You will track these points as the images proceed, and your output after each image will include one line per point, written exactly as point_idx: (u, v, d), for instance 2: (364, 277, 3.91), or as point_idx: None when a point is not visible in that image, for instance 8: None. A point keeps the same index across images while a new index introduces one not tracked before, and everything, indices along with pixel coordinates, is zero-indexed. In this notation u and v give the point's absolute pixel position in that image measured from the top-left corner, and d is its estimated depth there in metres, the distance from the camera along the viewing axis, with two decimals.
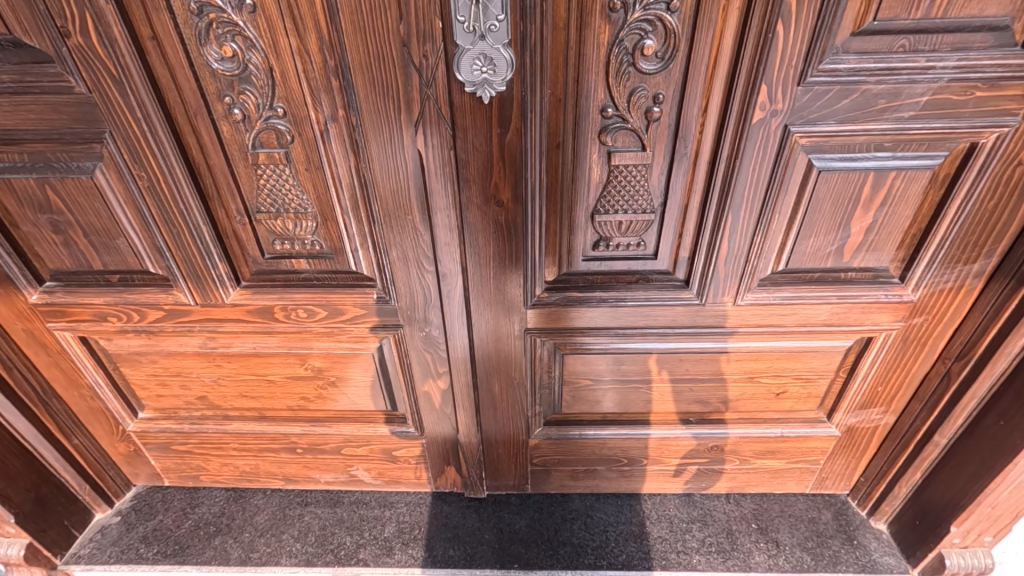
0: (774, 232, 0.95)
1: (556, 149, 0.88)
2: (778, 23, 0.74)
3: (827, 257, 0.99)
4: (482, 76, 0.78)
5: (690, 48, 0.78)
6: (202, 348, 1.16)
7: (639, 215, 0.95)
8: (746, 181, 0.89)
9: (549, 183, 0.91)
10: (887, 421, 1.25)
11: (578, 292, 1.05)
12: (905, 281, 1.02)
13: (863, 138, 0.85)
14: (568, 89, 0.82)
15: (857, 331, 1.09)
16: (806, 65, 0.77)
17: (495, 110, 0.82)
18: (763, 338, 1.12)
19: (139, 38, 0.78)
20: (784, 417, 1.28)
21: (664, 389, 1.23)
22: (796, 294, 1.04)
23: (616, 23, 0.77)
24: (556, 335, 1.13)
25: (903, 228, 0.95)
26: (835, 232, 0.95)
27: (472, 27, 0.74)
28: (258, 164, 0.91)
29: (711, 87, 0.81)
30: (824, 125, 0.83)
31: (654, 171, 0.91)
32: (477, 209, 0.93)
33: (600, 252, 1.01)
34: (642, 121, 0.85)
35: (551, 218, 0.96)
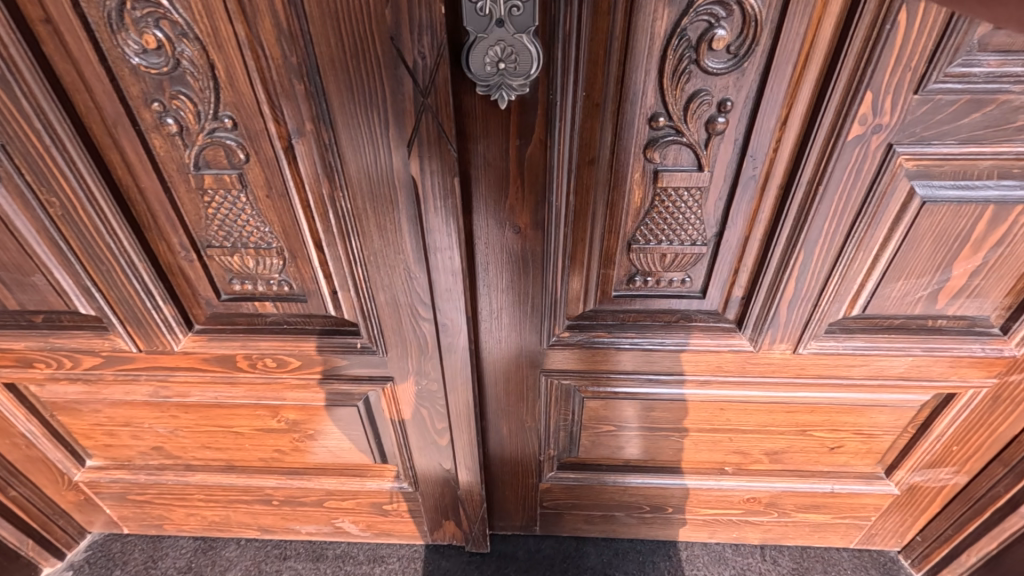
0: (854, 272, 0.76)
1: (587, 171, 0.68)
2: (904, 5, 0.54)
3: (914, 302, 0.80)
4: (498, 74, 0.57)
5: (776, 40, 0.57)
6: (153, 398, 0.97)
7: (687, 248, 0.76)
8: (830, 212, 0.70)
9: (575, 212, 0.71)
10: (957, 482, 1.07)
11: (603, 335, 0.86)
12: (1008, 333, 0.83)
13: (987, 161, 0.65)
14: (610, 93, 0.61)
15: (937, 386, 0.91)
16: (933, 63, 0.57)
17: (512, 123, 0.62)
18: (822, 389, 0.94)
19: (26, 20, 0.58)
20: (834, 471, 1.11)
21: (699, 438, 1.05)
22: (870, 343, 0.85)
23: (680, 3, 0.56)
24: (577, 378, 0.94)
25: (1018, 273, 0.76)
26: (931, 275, 0.76)
27: (485, 11, 0.53)
28: (205, 186, 0.71)
29: (797, 93, 0.61)
30: (940, 145, 0.63)
31: (712, 197, 0.71)
32: (485, 239, 0.74)
33: (633, 289, 0.81)
34: (702, 135, 0.65)
35: (577, 251, 0.76)
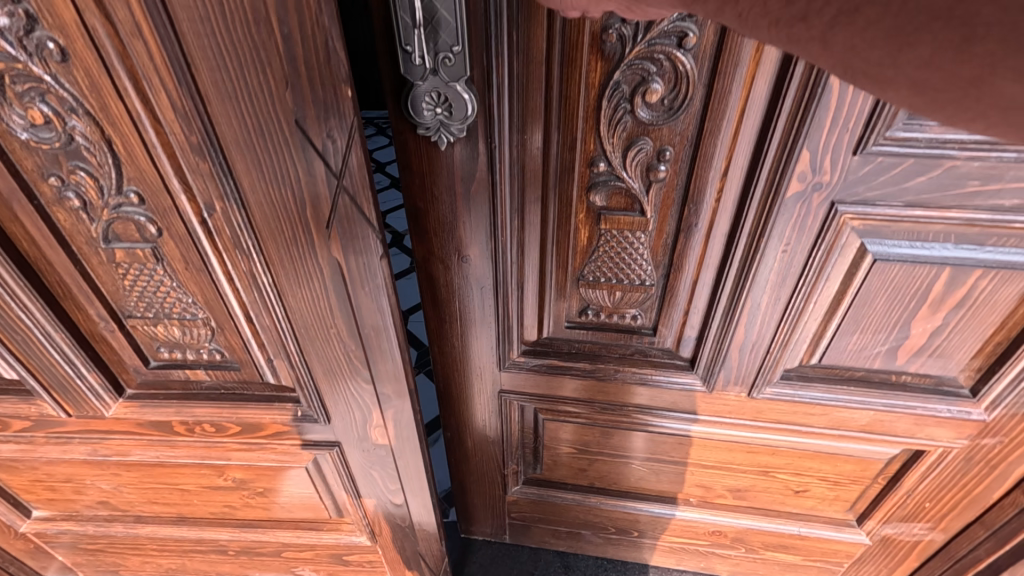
0: (806, 323, 0.75)
1: (532, 205, 0.71)
2: (833, 71, 0.53)
3: (873, 357, 0.78)
4: (437, 118, 0.62)
5: (708, 97, 0.59)
6: (91, 457, 0.80)
7: (635, 286, 0.78)
8: (774, 265, 0.70)
9: (523, 243, 0.75)
10: (933, 539, 1.02)
11: (558, 363, 0.90)
12: (978, 396, 0.79)
13: (939, 225, 0.63)
14: (549, 137, 0.65)
15: (903, 442, 0.88)
16: (869, 127, 0.56)
17: (458, 161, 0.66)
18: (782, 434, 0.93)
19: None
20: (802, 514, 1.09)
21: (660, 468, 1.06)
22: (828, 394, 0.84)
23: (612, 57, 0.58)
24: (539, 399, 0.97)
25: (983, 336, 0.73)
26: (889, 331, 0.75)
27: (421, 63, 0.57)
28: (117, 261, 0.56)
29: (734, 148, 0.62)
30: (885, 207, 0.62)
31: (656, 240, 0.72)
32: (441, 262, 0.79)
33: (587, 321, 0.84)
34: (641, 182, 0.67)
35: (529, 278, 0.80)
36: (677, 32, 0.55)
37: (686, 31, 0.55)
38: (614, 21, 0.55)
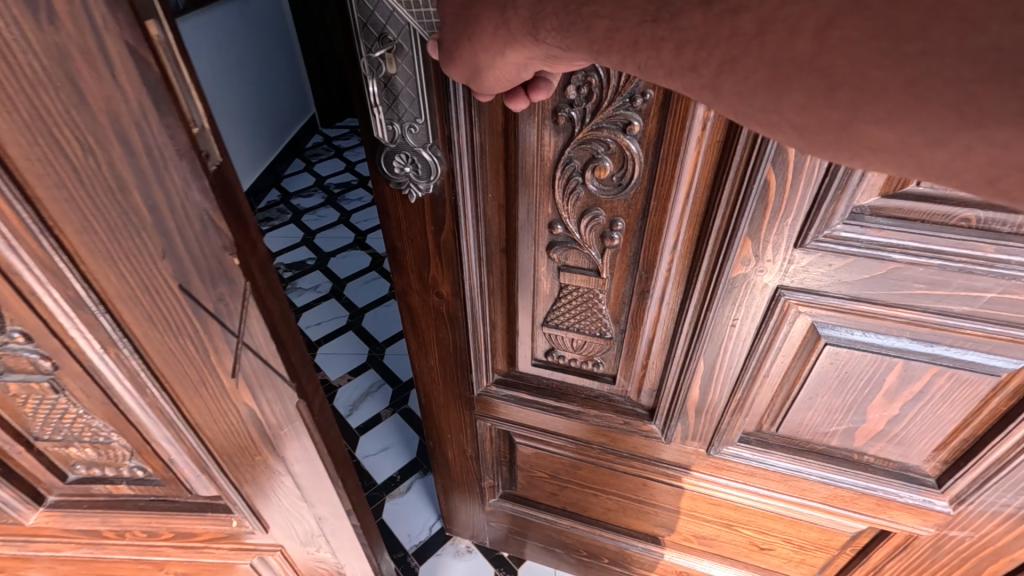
0: (758, 393, 0.76)
1: (498, 253, 0.77)
2: (768, 170, 0.55)
3: (830, 435, 0.78)
4: (407, 175, 0.68)
5: (653, 178, 0.61)
6: (19, 552, 0.71)
7: (595, 336, 0.81)
8: (723, 337, 0.71)
9: (489, 287, 0.81)
10: None
11: (526, 396, 0.95)
12: (942, 488, 0.77)
13: (890, 321, 0.62)
14: (510, 198, 0.70)
15: (866, 520, 0.86)
16: (807, 223, 0.57)
17: (428, 212, 0.72)
18: (743, 493, 0.93)
19: None
20: (768, 571, 1.08)
21: (626, 503, 1.09)
22: (787, 463, 0.84)
23: (563, 135, 0.62)
24: (513, 426, 1.02)
25: (945, 432, 0.71)
26: (844, 413, 0.74)
27: (390, 130, 0.64)
28: (9, 390, 0.50)
29: (679, 225, 0.64)
30: (830, 297, 0.62)
31: (613, 298, 0.75)
32: (417, 294, 0.85)
33: (552, 362, 0.89)
34: (596, 247, 0.70)
35: (498, 317, 0.86)
36: (621, 118, 0.58)
37: (630, 119, 0.58)
38: (563, 104, 0.59)
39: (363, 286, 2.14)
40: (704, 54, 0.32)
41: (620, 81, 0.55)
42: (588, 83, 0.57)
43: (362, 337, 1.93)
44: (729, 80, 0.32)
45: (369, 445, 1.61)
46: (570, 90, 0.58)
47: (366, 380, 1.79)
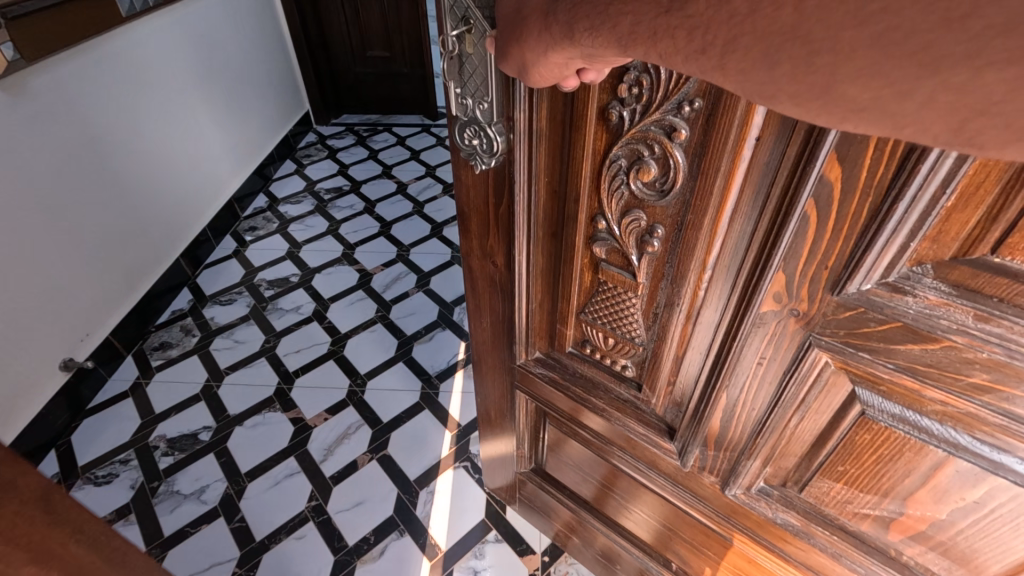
0: (783, 446, 0.62)
1: (549, 238, 0.71)
2: (809, 198, 0.44)
3: (861, 518, 0.60)
4: (474, 147, 0.68)
5: (697, 188, 0.52)
6: None
7: (627, 341, 0.72)
8: (750, 377, 0.59)
9: (535, 270, 0.76)
10: None
11: (555, 386, 0.86)
12: None
13: (940, 410, 0.47)
14: (562, 184, 0.64)
15: None
16: (850, 268, 0.45)
17: (491, 183, 0.71)
18: (763, 552, 0.75)
19: None
20: None
21: (640, 518, 0.94)
22: (803, 532, 0.67)
23: (617, 132, 0.55)
24: (548, 410, 0.93)
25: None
26: (880, 496, 0.57)
27: (461, 104, 0.64)
28: None
29: (715, 245, 0.54)
30: (859, 354, 0.49)
31: (644, 309, 0.67)
32: (477, 261, 0.84)
33: (581, 360, 0.81)
34: (633, 250, 0.62)
35: (540, 306, 0.80)
36: (666, 122, 0.51)
37: (676, 124, 0.50)
38: (614, 98, 0.53)
39: (343, 309, 1.73)
40: (704, 39, 0.26)
41: (671, 83, 0.48)
42: (639, 77, 0.50)
43: (341, 368, 1.55)
44: (733, 61, 0.26)
45: (341, 497, 1.27)
46: (622, 79, 0.51)
47: (343, 421, 1.42)
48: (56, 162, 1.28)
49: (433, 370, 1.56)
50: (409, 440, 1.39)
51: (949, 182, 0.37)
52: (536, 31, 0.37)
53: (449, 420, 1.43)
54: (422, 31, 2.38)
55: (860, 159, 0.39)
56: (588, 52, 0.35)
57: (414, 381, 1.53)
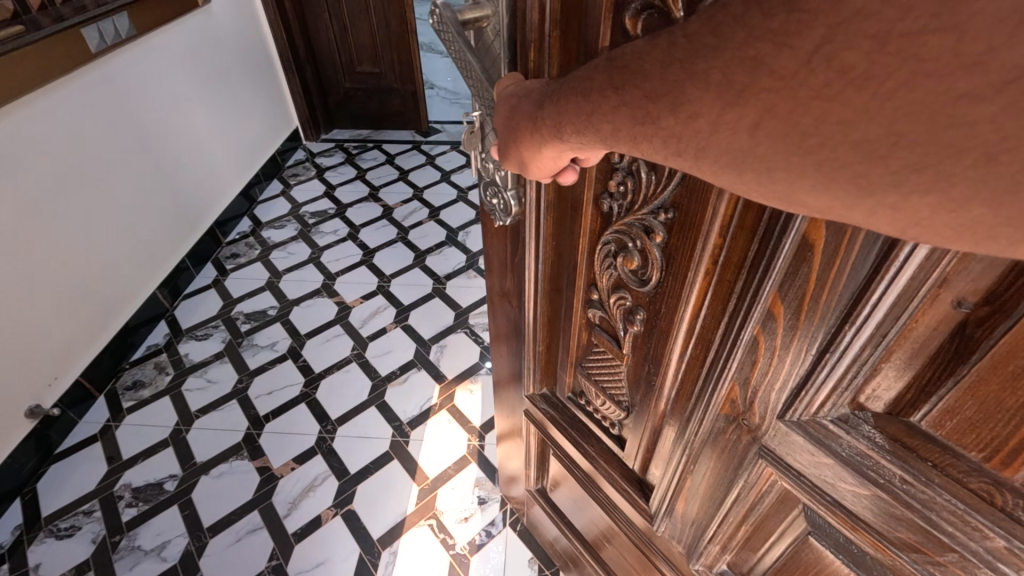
0: (748, 545, 0.43)
1: (554, 302, 0.54)
2: (756, 322, 0.30)
3: None
4: (493, 204, 0.50)
5: (671, 292, 0.37)
6: None
7: (617, 405, 0.52)
8: (705, 485, 0.44)
9: (544, 336, 0.58)
10: None
11: (552, 425, 0.64)
12: None
13: (870, 549, 0.31)
14: (566, 246, 0.47)
15: None
16: (792, 395, 0.30)
17: (510, 237, 0.54)
18: None
19: None
20: None
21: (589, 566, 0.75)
22: None
23: (611, 214, 0.39)
24: (554, 449, 0.68)
25: None
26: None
27: (484, 164, 0.47)
28: None
29: (682, 350, 0.38)
30: (796, 479, 0.33)
31: (634, 402, 0.49)
32: (499, 302, 0.65)
33: (579, 409, 0.59)
34: (623, 336, 0.45)
35: (546, 357, 0.60)
36: (643, 222, 0.37)
37: (653, 224, 0.36)
38: (605, 190, 0.39)
39: (319, 348, 1.15)
40: (677, 143, 0.20)
41: (654, 187, 0.34)
42: (632, 165, 0.35)
43: (311, 413, 1.03)
44: (707, 160, 0.19)
45: (302, 551, 0.85)
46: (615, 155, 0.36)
47: (310, 471, 0.95)
48: (110, 167, 1.05)
49: (406, 418, 1.02)
50: (376, 498, 0.91)
51: (881, 341, 0.25)
52: (529, 131, 0.30)
53: (418, 471, 0.94)
54: (415, 45, 1.65)
55: (803, 273, 0.26)
56: (579, 148, 0.28)
57: (385, 427, 1.01)
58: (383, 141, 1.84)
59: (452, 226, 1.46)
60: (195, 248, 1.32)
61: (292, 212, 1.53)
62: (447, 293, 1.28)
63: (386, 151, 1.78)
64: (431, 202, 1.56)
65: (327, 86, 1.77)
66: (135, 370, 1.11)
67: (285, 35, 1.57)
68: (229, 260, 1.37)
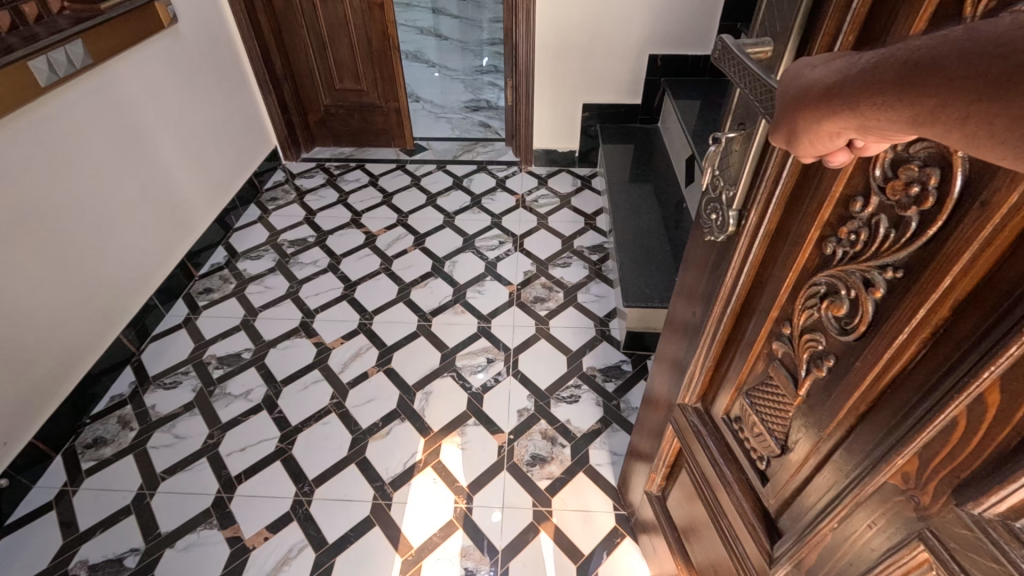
0: None
1: (737, 328, 0.53)
2: (960, 403, 0.29)
3: None
4: (714, 219, 0.51)
5: (872, 350, 0.36)
6: None
7: (770, 443, 0.50)
8: (845, 548, 0.41)
9: (716, 353, 0.57)
10: None
11: (698, 441, 0.62)
12: None
13: None
14: (771, 273, 0.46)
15: None
16: (977, 488, 0.29)
17: (716, 258, 0.53)
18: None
19: None
20: None
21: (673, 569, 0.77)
22: None
23: (833, 257, 0.38)
24: (691, 461, 0.66)
25: None
26: None
27: (713, 182, 0.50)
28: None
29: (872, 407, 0.37)
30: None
31: (789, 443, 0.47)
32: (682, 307, 0.65)
33: (731, 433, 0.57)
34: (801, 377, 0.44)
35: (714, 374, 0.59)
36: (865, 274, 0.35)
37: (875, 278, 0.35)
38: (833, 233, 0.38)
39: (298, 397, 1.11)
40: None
41: (891, 244, 0.33)
42: (873, 219, 0.34)
43: (288, 473, 0.99)
44: None
45: None
46: (857, 204, 0.35)
47: (285, 541, 0.90)
48: (64, 205, 0.99)
49: (388, 477, 0.98)
50: (356, 571, 0.86)
51: None
52: (808, 98, 0.27)
53: (401, 540, 0.89)
54: (395, 60, 1.61)
55: None
56: (870, 119, 0.24)
57: (366, 488, 0.96)
58: (366, 160, 1.78)
59: (438, 255, 1.42)
60: (163, 283, 1.27)
61: (271, 240, 1.48)
62: (433, 331, 1.24)
63: (368, 172, 1.73)
64: (416, 228, 1.51)
65: (305, 104, 1.73)
66: (97, 426, 1.06)
67: (260, 51, 1.53)
68: (201, 296, 1.32)
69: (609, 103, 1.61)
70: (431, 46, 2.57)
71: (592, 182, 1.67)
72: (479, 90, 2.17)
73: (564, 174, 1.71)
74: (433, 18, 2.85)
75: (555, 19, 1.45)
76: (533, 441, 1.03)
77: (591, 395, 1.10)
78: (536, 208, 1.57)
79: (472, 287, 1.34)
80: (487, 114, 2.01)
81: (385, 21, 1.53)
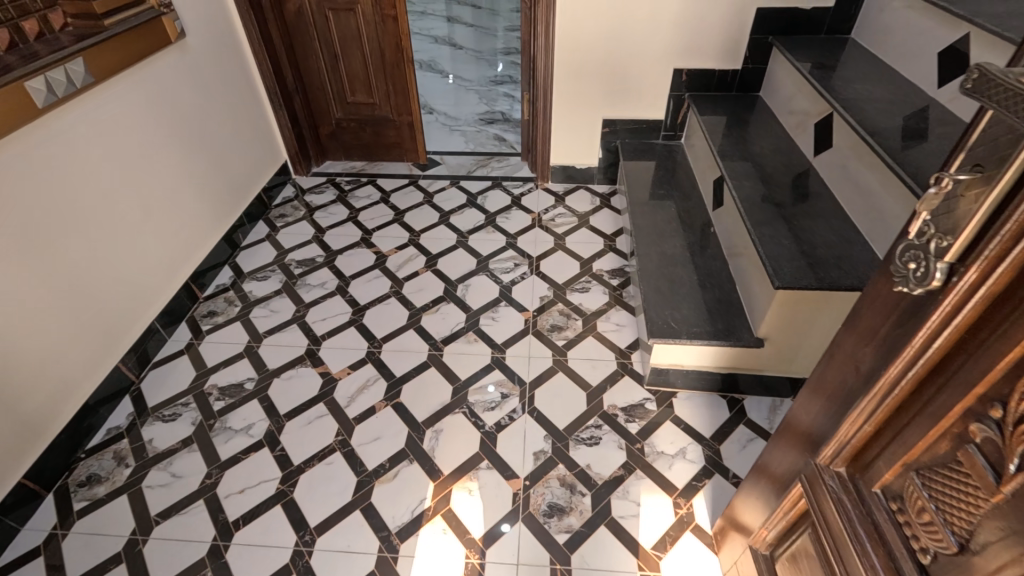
0: None
1: (916, 396, 0.46)
2: None
3: None
4: (908, 271, 0.44)
5: None
6: None
7: (945, 536, 0.43)
8: None
9: (881, 419, 0.50)
10: None
11: (834, 511, 0.56)
12: None
13: None
14: (985, 344, 0.39)
15: None
16: None
17: (899, 315, 0.47)
18: None
19: None
20: None
21: None
22: None
23: None
24: (819, 529, 0.60)
25: None
26: None
27: (920, 228, 0.42)
28: None
29: None
30: None
31: (975, 544, 0.41)
32: (834, 356, 0.58)
33: (887, 512, 0.51)
34: (1010, 475, 0.37)
35: (874, 441, 0.52)
36: None
37: None
38: None
39: (300, 433, 1.08)
40: None
41: None
42: None
43: (288, 519, 0.95)
44: None
45: None
46: None
47: None
48: (62, 224, 0.98)
49: (394, 526, 0.94)
50: None
51: None
52: None
53: None
54: (409, 72, 1.59)
55: None
56: None
57: (371, 538, 0.93)
58: (377, 174, 1.76)
59: (451, 278, 1.39)
60: (167, 306, 1.25)
61: (278, 259, 1.46)
62: (445, 361, 1.20)
63: (379, 188, 1.71)
64: (429, 248, 1.48)
65: (316, 116, 1.71)
66: (91, 463, 1.04)
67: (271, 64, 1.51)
68: (205, 319, 1.30)
69: (630, 119, 1.57)
70: (445, 55, 2.55)
71: (611, 200, 1.63)
72: (493, 102, 2.14)
73: (581, 192, 1.67)
74: (447, 27, 2.84)
75: (578, 30, 1.41)
76: (550, 489, 0.98)
77: (612, 437, 1.06)
78: (553, 227, 1.53)
79: (486, 313, 1.30)
80: (502, 127, 1.98)
81: (398, 32, 1.51)
